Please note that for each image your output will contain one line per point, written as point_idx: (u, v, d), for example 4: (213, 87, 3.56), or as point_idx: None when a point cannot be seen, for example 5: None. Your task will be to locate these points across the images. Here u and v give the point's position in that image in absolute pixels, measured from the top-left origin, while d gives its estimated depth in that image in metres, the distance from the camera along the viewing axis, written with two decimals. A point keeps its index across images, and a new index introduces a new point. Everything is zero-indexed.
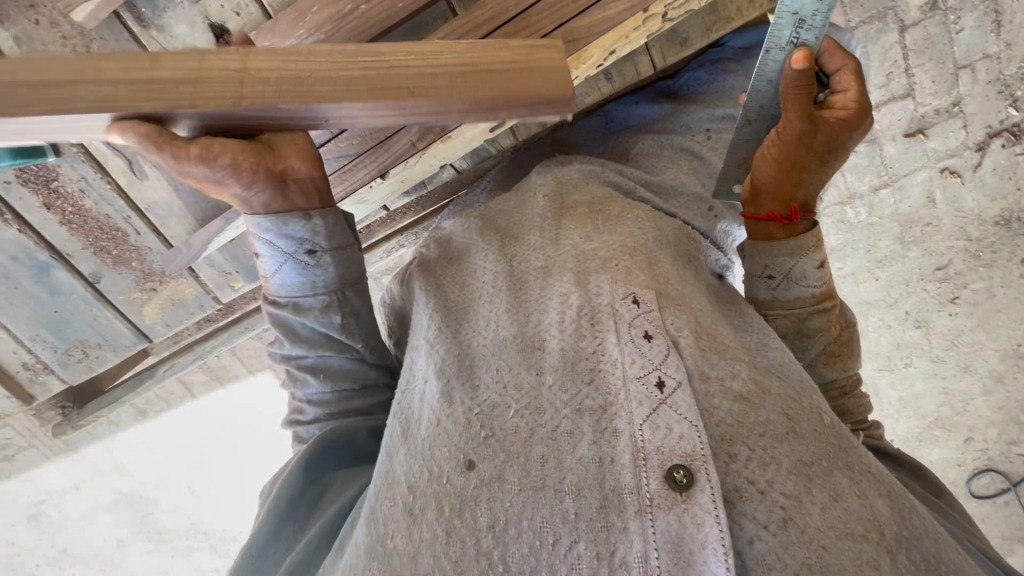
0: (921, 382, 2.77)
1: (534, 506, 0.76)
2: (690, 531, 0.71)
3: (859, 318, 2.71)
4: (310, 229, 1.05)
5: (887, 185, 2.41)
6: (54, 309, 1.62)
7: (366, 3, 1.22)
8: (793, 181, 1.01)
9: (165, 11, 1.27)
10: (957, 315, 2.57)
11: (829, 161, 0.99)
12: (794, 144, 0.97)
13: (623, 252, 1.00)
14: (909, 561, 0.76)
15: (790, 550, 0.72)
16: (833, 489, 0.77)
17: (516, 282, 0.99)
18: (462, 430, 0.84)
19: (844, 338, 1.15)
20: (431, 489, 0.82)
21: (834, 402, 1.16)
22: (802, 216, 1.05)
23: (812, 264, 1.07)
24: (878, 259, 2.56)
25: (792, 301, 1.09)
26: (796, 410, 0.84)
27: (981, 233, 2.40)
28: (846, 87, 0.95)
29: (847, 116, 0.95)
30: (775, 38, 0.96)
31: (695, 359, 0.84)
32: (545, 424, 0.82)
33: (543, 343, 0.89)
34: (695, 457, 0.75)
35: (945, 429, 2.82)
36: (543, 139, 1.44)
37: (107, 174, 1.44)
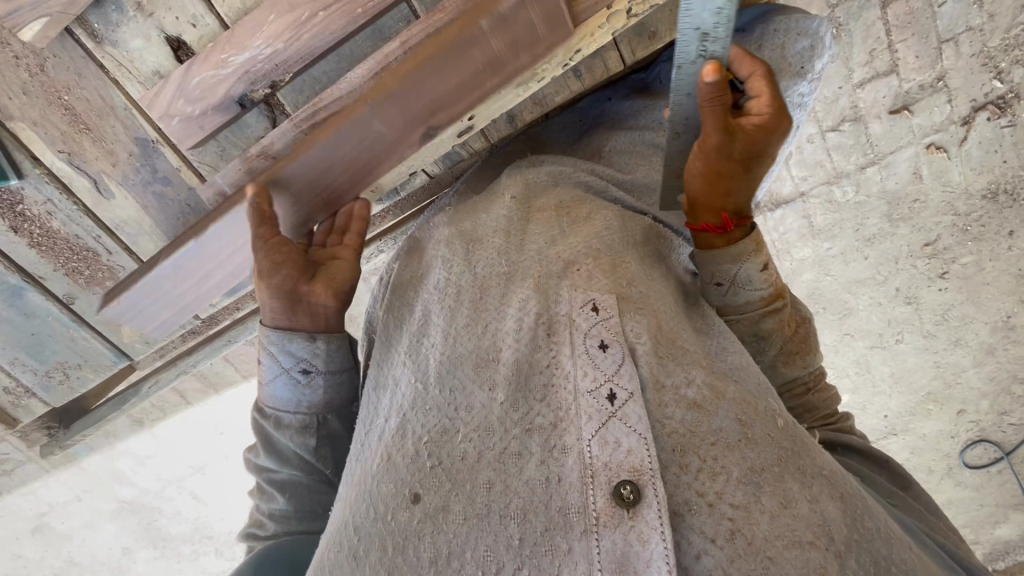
0: (913, 358, 2.78)
1: (477, 536, 0.77)
2: (636, 549, 0.71)
3: (850, 298, 2.69)
4: (311, 351, 1.12)
5: (873, 164, 2.36)
6: (30, 333, 1.61)
7: (324, 10, 1.20)
8: (721, 191, 1.01)
9: (119, 26, 1.23)
10: (947, 289, 2.58)
11: (752, 167, 0.99)
12: (715, 156, 0.97)
13: (587, 255, 0.99)
14: (859, 566, 0.75)
15: (737, 563, 0.72)
16: (783, 495, 0.78)
17: (478, 290, 1.00)
18: (409, 464, 0.86)
19: (801, 335, 1.17)
20: (375, 528, 0.82)
21: (799, 399, 1.18)
22: (735, 223, 1.04)
23: (755, 269, 1.05)
24: (867, 238, 2.53)
25: (743, 305, 1.08)
26: (750, 414, 0.85)
27: (968, 207, 2.39)
28: (758, 93, 0.94)
29: (763, 122, 0.94)
30: (683, 55, 0.94)
31: (651, 367, 0.85)
32: (494, 446, 0.83)
33: (498, 356, 0.91)
34: (643, 471, 0.76)
35: (937, 403, 2.87)
36: (519, 137, 1.41)
37: (72, 194, 1.41)
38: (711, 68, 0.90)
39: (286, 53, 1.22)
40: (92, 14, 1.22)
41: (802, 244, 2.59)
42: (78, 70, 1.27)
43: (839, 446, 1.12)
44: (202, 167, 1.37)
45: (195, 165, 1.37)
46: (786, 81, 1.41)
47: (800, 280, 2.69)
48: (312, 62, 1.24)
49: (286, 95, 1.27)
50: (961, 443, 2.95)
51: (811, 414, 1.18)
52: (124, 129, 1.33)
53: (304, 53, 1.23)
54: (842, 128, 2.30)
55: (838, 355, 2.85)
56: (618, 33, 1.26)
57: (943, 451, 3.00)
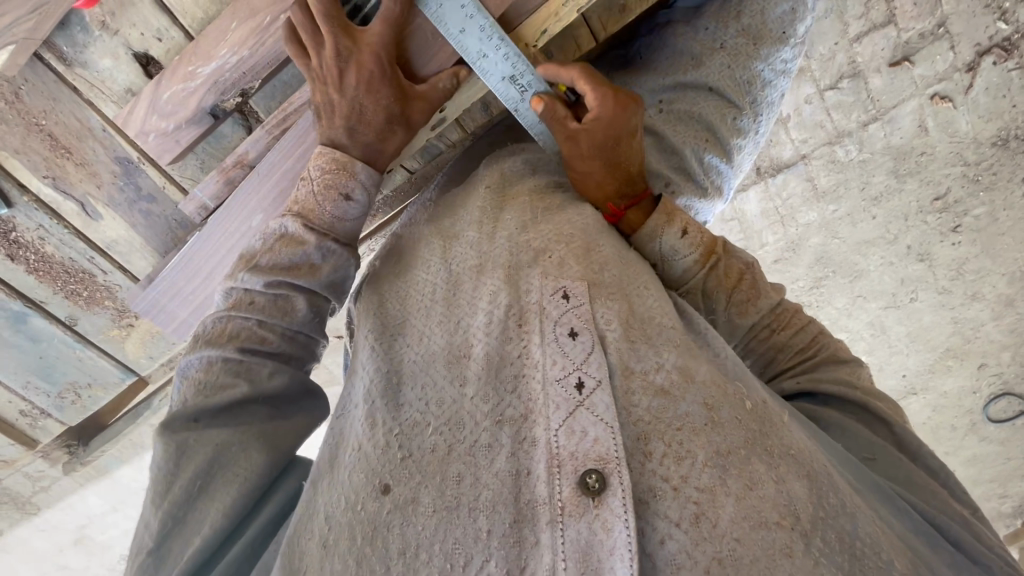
0: (928, 316, 2.72)
1: (445, 528, 0.80)
2: (600, 537, 0.75)
3: (860, 260, 2.63)
4: (296, 320, 1.06)
5: (875, 120, 2.30)
6: (38, 357, 1.65)
7: (284, 12, 1.18)
8: (598, 185, 1.15)
9: (86, 47, 1.23)
10: (960, 243, 2.51)
11: (613, 151, 1.13)
12: (576, 162, 1.14)
13: (556, 241, 1.03)
14: (824, 543, 0.79)
15: (702, 547, 0.77)
16: (749, 476, 0.82)
17: (451, 287, 1.03)
18: (380, 454, 0.87)
19: (748, 282, 1.14)
20: (346, 518, 0.84)
21: (766, 343, 1.14)
22: (625, 208, 1.15)
23: (674, 237, 1.11)
24: (874, 196, 2.46)
25: (680, 276, 1.13)
26: (718, 397, 0.88)
27: (978, 156, 2.32)
28: (585, 91, 1.10)
29: (597, 114, 1.10)
30: (508, 98, 1.16)
31: (620, 353, 0.90)
32: (464, 438, 0.86)
33: (469, 351, 0.94)
34: (608, 460, 0.80)
35: (957, 358, 2.81)
36: (496, 125, 1.39)
37: (62, 218, 1.43)
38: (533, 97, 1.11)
39: (251, 60, 1.21)
40: (57, 36, 1.21)
41: (806, 208, 2.54)
42: (52, 94, 1.27)
43: (819, 394, 1.09)
44: (184, 181, 1.38)
45: (178, 181, 1.39)
46: (767, 48, 1.37)
47: (807, 245, 2.64)
48: (279, 67, 1.24)
49: (258, 102, 1.29)
50: (985, 397, 2.91)
51: (783, 355, 1.14)
52: (105, 149, 1.34)
53: (272, 58, 1.21)
54: (841, 85, 2.23)
55: (850, 318, 2.82)
56: (586, 10, 1.23)
57: (967, 407, 2.96)
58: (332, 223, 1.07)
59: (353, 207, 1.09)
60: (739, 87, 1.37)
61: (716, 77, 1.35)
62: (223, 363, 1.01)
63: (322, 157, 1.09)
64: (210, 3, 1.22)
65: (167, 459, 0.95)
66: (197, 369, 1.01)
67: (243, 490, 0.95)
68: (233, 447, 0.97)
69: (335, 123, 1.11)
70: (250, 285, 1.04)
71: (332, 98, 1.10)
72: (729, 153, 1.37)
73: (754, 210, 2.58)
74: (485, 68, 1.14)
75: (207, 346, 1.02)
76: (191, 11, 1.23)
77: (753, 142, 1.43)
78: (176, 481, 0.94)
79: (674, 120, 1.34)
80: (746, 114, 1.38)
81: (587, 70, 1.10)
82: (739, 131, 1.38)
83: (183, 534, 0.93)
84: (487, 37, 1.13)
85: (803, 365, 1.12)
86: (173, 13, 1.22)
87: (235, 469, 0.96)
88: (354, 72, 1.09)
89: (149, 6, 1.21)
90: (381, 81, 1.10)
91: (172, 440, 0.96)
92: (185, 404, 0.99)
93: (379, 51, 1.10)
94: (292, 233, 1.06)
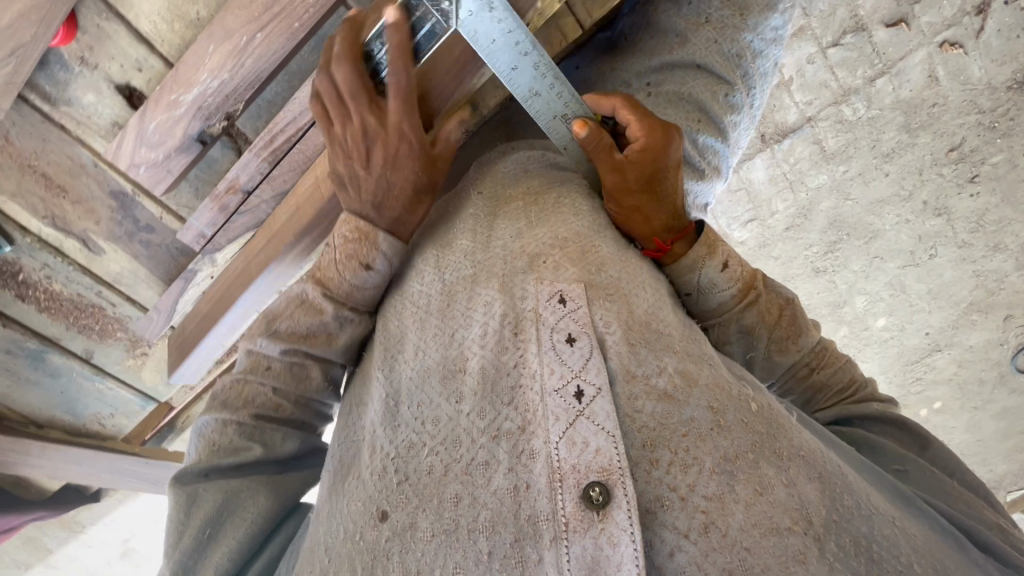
0: (950, 271, 2.59)
1: (447, 551, 0.78)
2: (606, 552, 0.72)
3: (874, 220, 2.52)
4: (305, 384, 1.04)
5: (883, 75, 2.22)
6: (60, 390, 1.74)
7: (261, 31, 1.16)
8: (642, 218, 1.05)
9: (68, 84, 1.22)
10: (979, 194, 2.39)
11: (659, 188, 1.04)
12: (616, 194, 1.05)
13: (551, 246, 0.99)
14: (837, 547, 0.75)
15: (711, 557, 0.74)
16: (759, 481, 0.78)
17: (446, 298, 0.99)
18: (377, 481, 0.87)
19: (788, 318, 1.10)
20: (346, 548, 0.84)
21: (805, 382, 1.12)
22: (670, 242, 1.05)
23: (715, 270, 1.04)
24: (885, 152, 2.37)
25: (715, 308, 1.07)
26: (723, 400, 0.85)
27: (993, 102, 2.20)
28: (628, 122, 1.03)
29: (642, 146, 1.01)
30: (562, 136, 1.11)
31: (621, 358, 0.86)
32: (461, 458, 0.84)
33: (464, 365, 0.91)
34: (612, 471, 0.76)
35: (981, 312, 2.68)
36: (488, 124, 1.36)
37: (65, 255, 1.45)
38: (574, 128, 1.02)
39: (232, 84, 1.19)
40: (39, 77, 1.20)
41: (815, 171, 2.45)
42: (41, 135, 1.27)
43: (854, 420, 1.09)
44: (182, 210, 1.39)
45: (174, 209, 1.39)
46: (755, 18, 1.32)
47: (819, 210, 2.54)
48: (261, 87, 1.21)
49: (244, 123, 1.28)
50: (1011, 349, 2.75)
51: (823, 394, 1.11)
52: (99, 184, 1.35)
53: (252, 80, 1.19)
54: (844, 41, 2.18)
55: (869, 280, 2.67)
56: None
57: (993, 359, 2.80)
58: (349, 290, 1.03)
59: (372, 276, 1.03)
60: (729, 62, 1.30)
61: (705, 53, 1.29)
62: (237, 427, 1.00)
63: (347, 224, 1.04)
64: (187, 28, 1.20)
65: (178, 507, 0.96)
66: (212, 429, 1.01)
67: (249, 530, 0.96)
68: (241, 493, 0.97)
69: (361, 198, 1.04)
70: (268, 350, 1.02)
71: (357, 174, 1.04)
72: (725, 131, 1.29)
73: (762, 177, 2.51)
74: (535, 107, 1.08)
75: (222, 407, 1.02)
76: (169, 38, 1.21)
77: (748, 117, 1.37)
78: (187, 529, 0.95)
79: (664, 104, 1.26)
80: (738, 89, 1.31)
81: (631, 98, 1.04)
82: (733, 108, 1.31)
83: None
84: (542, 72, 1.04)
85: (841, 399, 1.11)
86: (151, 42, 1.20)
87: (244, 513, 0.96)
88: (380, 149, 1.04)
89: (126, 38, 1.19)
90: (375, 213, 1.04)
91: (182, 490, 0.97)
92: (197, 460, 1.00)
93: (404, 129, 1.03)
94: (310, 300, 1.03)
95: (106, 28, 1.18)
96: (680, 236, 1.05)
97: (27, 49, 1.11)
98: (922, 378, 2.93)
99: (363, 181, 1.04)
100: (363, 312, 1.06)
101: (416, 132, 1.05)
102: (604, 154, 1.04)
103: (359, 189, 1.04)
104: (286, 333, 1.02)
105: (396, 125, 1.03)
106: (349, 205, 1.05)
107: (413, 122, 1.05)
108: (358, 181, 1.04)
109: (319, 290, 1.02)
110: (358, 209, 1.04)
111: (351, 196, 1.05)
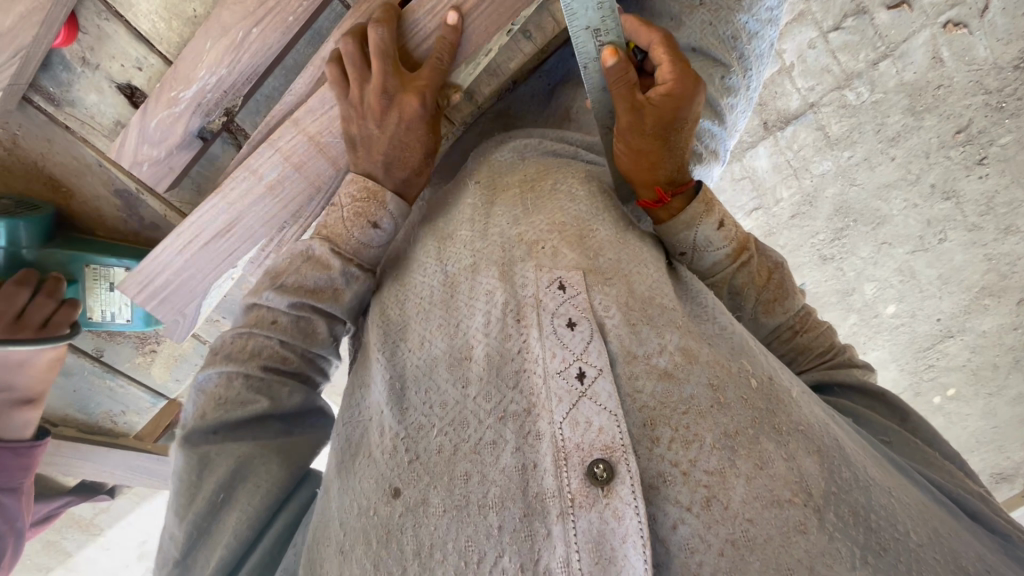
0: (960, 256, 2.56)
1: (457, 526, 0.79)
2: (612, 526, 0.72)
3: (881, 205, 2.49)
4: (311, 339, 1.05)
5: (885, 57, 2.20)
6: (73, 388, 1.77)
7: (257, 26, 1.18)
8: (647, 166, 1.03)
9: (71, 85, 1.24)
10: (988, 176, 2.36)
11: (672, 137, 1.02)
12: (630, 134, 1.01)
13: (551, 232, 0.99)
14: (837, 518, 0.75)
15: (715, 529, 0.74)
16: (759, 456, 0.78)
17: (448, 289, 1.00)
18: (388, 459, 0.88)
19: (775, 281, 1.13)
20: (360, 522, 0.86)
21: (788, 344, 1.16)
22: (669, 194, 1.05)
23: (711, 228, 1.04)
24: (890, 138, 2.35)
25: (707, 269, 1.09)
26: (722, 377, 0.85)
27: (999, 82, 2.18)
28: (660, 61, 0.99)
29: (671, 90, 0.98)
30: (584, 55, 1.01)
31: (621, 339, 0.86)
32: (468, 437, 0.85)
33: (470, 353, 0.91)
34: (615, 448, 0.77)
35: (994, 296, 2.64)
36: (485, 114, 1.37)
37: None
38: (604, 55, 0.96)
39: (230, 78, 1.21)
40: (44, 78, 1.23)
41: (820, 157, 2.43)
42: (46, 135, 1.30)
43: (833, 386, 1.12)
44: (185, 207, 1.41)
45: (177, 207, 1.41)
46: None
47: (825, 196, 2.52)
48: (259, 82, 1.23)
49: (244, 119, 1.31)
50: None
51: (806, 354, 1.15)
52: (104, 184, 1.39)
53: (249, 74, 1.21)
54: (845, 24, 2.17)
55: (877, 266, 2.65)
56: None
57: (1008, 345, 2.75)
58: (357, 248, 1.04)
59: (379, 234, 1.05)
60: (724, 44, 1.29)
61: (700, 35, 1.27)
62: (244, 380, 1.00)
63: (354, 186, 1.05)
64: (185, 25, 1.22)
65: (190, 470, 0.97)
66: (214, 383, 1.00)
67: (265, 498, 1.00)
68: (255, 459, 0.99)
69: (372, 159, 1.06)
70: (274, 304, 1.01)
71: (371, 132, 1.05)
72: (722, 114, 1.30)
73: (764, 165, 2.49)
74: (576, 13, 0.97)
75: (226, 361, 1.00)
76: (167, 36, 1.23)
77: (745, 99, 1.37)
78: (198, 492, 0.97)
79: None
80: (735, 71, 1.31)
81: (669, 36, 1.00)
82: (729, 90, 1.31)
83: (207, 545, 0.97)
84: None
85: (819, 362, 1.15)
86: (150, 41, 1.22)
87: (258, 480, 0.99)
88: (396, 111, 1.04)
89: (126, 37, 1.21)
90: (384, 174, 1.06)
91: (192, 453, 0.97)
92: (203, 416, 0.99)
93: (423, 92, 1.06)
94: (317, 256, 1.03)
95: (106, 27, 1.20)
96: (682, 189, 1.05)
97: (30, 51, 1.13)
98: (934, 364, 2.89)
99: (377, 138, 1.05)
100: (369, 269, 1.07)
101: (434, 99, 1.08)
102: (627, 89, 0.98)
103: (373, 146, 1.05)
104: (296, 288, 1.02)
105: (417, 86, 1.06)
106: (362, 163, 1.07)
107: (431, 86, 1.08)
108: (372, 139, 1.05)
109: (328, 246, 1.02)
110: (370, 168, 1.06)
111: (363, 155, 1.06)
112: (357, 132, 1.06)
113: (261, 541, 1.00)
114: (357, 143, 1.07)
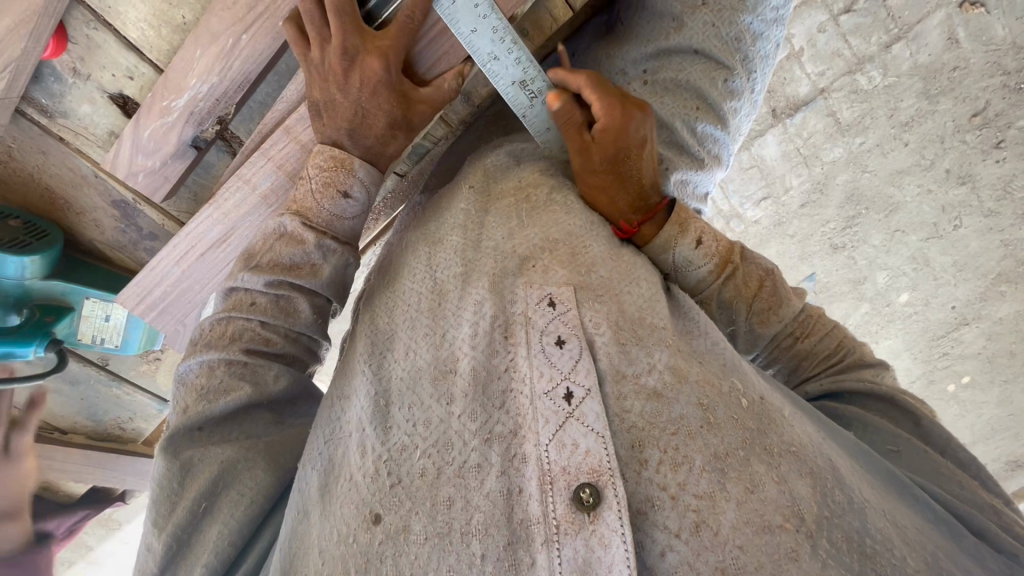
0: (976, 242, 2.49)
1: (440, 554, 0.77)
2: (598, 554, 0.72)
3: (893, 192, 2.43)
4: (293, 319, 1.02)
5: (899, 40, 2.13)
6: (79, 396, 1.79)
7: (247, 32, 1.15)
8: (608, 198, 1.05)
9: (63, 97, 1.23)
10: (1005, 160, 2.28)
11: (625, 167, 1.04)
12: (584, 173, 1.05)
13: (541, 246, 0.97)
14: (830, 544, 0.73)
15: (703, 557, 0.72)
16: (749, 479, 0.76)
17: (436, 297, 0.98)
18: (370, 482, 0.84)
19: (767, 290, 1.09)
20: (339, 550, 0.82)
21: (789, 351, 1.12)
22: (638, 222, 1.05)
23: (689, 248, 1.05)
24: (903, 122, 2.28)
25: (693, 284, 1.08)
26: (714, 396, 0.82)
27: (1018, 63, 2.10)
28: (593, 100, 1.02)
29: (608, 124, 1.00)
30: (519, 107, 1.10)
31: (610, 358, 0.84)
32: (454, 460, 0.82)
33: (455, 366, 0.89)
34: (602, 472, 0.76)
35: (1010, 282, 2.56)
36: (482, 115, 1.33)
37: None
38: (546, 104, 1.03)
39: (221, 86, 1.19)
40: (35, 90, 1.22)
41: (830, 144, 2.37)
42: (41, 148, 1.30)
43: (844, 393, 1.06)
44: (181, 216, 1.40)
45: (173, 216, 1.41)
46: None
47: (835, 184, 2.46)
48: (250, 89, 1.21)
49: (238, 126, 1.28)
50: None
51: (808, 361, 1.11)
52: (101, 195, 1.38)
53: (241, 82, 1.19)
54: (856, 7, 2.10)
55: (890, 254, 2.58)
56: None
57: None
58: (330, 220, 1.03)
59: (351, 205, 1.04)
60: (728, 48, 1.24)
61: (702, 37, 1.23)
62: (226, 367, 0.98)
63: (321, 154, 1.04)
64: (174, 33, 1.19)
65: (169, 478, 0.94)
66: (196, 374, 0.99)
67: (249, 509, 0.95)
68: (238, 464, 0.96)
69: (336, 124, 1.04)
70: (250, 285, 1.00)
71: (333, 96, 1.02)
72: (724, 118, 1.26)
73: (774, 153, 2.42)
74: (495, 72, 1.06)
75: (206, 349, 1.00)
76: (157, 44, 1.20)
77: (749, 102, 1.32)
78: (179, 501, 0.93)
79: (660, 92, 1.23)
80: (737, 74, 1.26)
81: (598, 75, 1.03)
82: (732, 94, 1.26)
83: (188, 554, 0.93)
84: (498, 39, 1.04)
85: (825, 371, 1.10)
86: (139, 49, 1.19)
87: (241, 487, 0.95)
88: (357, 72, 1.01)
89: (115, 45, 1.19)
90: (349, 139, 1.04)
91: (174, 457, 0.94)
92: (185, 412, 0.98)
93: (386, 55, 1.02)
94: (291, 232, 1.02)
95: (95, 37, 1.18)
96: (649, 214, 1.05)
97: (19, 64, 1.12)
98: (948, 352, 2.82)
99: (342, 104, 1.02)
100: (347, 243, 1.06)
101: (398, 61, 1.04)
102: (571, 132, 1.04)
103: (337, 111, 1.03)
104: (271, 268, 1.00)
105: (377, 49, 1.01)
106: (327, 122, 1.04)
107: (394, 49, 1.03)
108: (336, 104, 1.03)
109: (300, 220, 1.02)
110: (336, 134, 1.04)
111: (325, 123, 1.04)
112: (318, 98, 1.03)
113: (247, 552, 0.97)
114: (320, 108, 1.04)
